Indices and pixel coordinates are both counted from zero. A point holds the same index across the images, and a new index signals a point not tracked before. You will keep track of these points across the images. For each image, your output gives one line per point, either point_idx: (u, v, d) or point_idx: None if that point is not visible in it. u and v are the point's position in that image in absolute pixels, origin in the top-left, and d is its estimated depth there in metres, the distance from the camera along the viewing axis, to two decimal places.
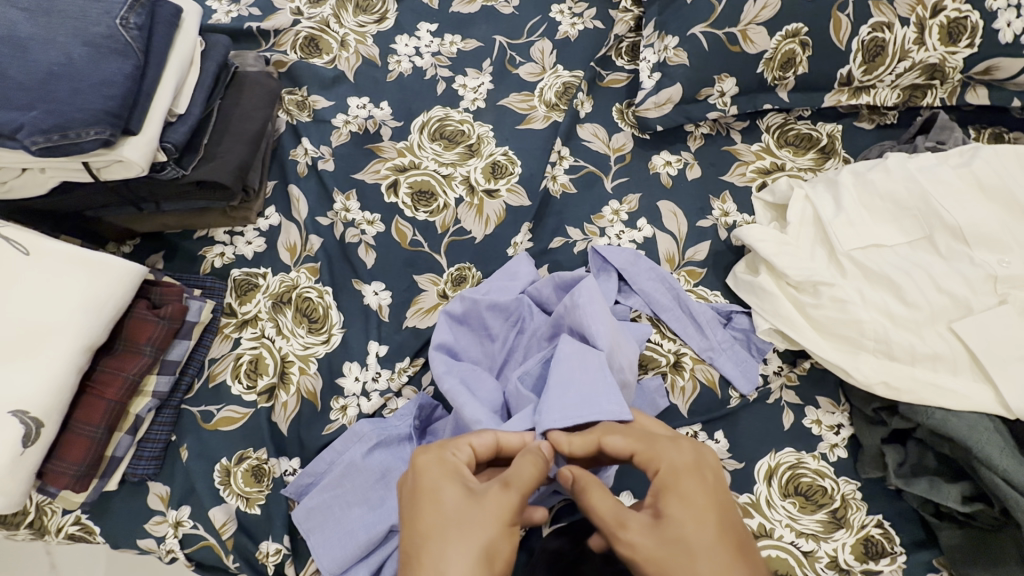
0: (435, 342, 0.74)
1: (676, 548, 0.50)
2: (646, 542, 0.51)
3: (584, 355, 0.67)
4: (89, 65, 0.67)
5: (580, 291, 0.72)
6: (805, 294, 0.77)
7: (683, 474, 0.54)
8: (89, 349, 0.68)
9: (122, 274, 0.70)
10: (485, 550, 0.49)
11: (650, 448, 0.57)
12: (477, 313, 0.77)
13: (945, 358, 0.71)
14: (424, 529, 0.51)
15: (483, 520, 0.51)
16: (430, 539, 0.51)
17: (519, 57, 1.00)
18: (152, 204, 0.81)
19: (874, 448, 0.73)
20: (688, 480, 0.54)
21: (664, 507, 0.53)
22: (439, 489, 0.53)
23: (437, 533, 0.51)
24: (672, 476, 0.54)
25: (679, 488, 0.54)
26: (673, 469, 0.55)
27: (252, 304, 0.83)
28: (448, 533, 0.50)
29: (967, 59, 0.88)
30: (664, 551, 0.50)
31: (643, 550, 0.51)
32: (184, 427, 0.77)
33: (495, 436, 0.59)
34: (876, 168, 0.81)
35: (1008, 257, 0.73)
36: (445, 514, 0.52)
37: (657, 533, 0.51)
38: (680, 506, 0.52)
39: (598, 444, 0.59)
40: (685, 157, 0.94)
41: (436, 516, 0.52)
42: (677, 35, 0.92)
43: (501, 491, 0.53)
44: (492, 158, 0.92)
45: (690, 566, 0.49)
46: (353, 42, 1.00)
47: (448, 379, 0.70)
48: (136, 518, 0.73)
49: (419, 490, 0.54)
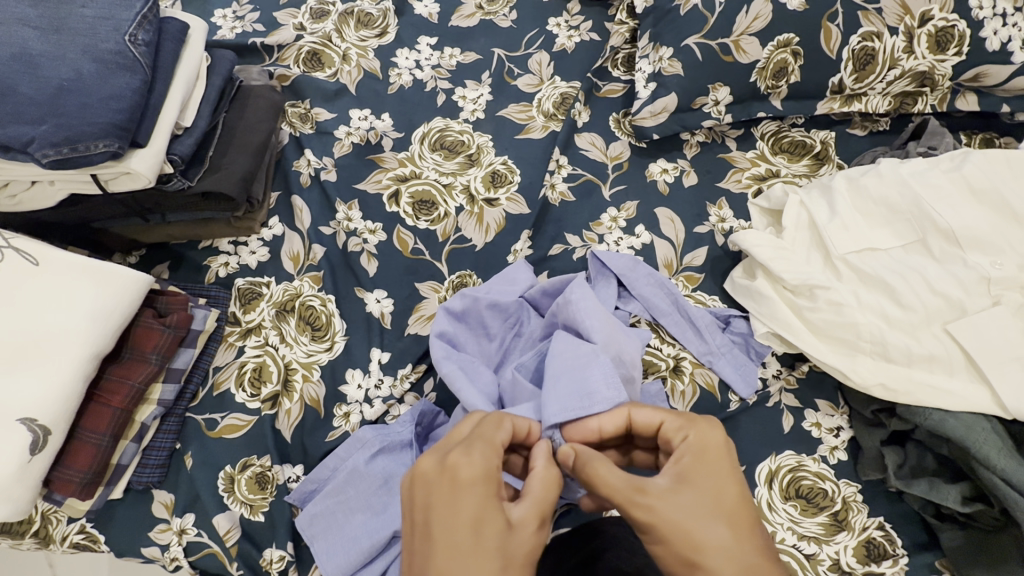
0: (435, 331, 0.75)
1: (695, 514, 0.52)
2: (666, 505, 0.52)
3: (575, 347, 0.68)
4: (98, 80, 0.69)
5: (574, 288, 0.74)
6: (802, 297, 0.78)
7: (709, 447, 0.56)
8: (96, 357, 0.68)
9: (128, 283, 0.71)
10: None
11: (681, 421, 0.58)
12: (477, 311, 0.78)
13: (941, 359, 0.72)
14: (465, 550, 0.49)
15: (521, 555, 0.49)
16: (467, 559, 0.48)
17: (517, 69, 1.03)
18: (158, 216, 0.83)
19: (874, 450, 0.74)
20: (715, 454, 0.56)
21: (687, 473, 0.55)
22: (478, 513, 0.50)
23: (474, 555, 0.48)
24: (697, 448, 0.56)
25: (704, 459, 0.55)
26: (700, 441, 0.56)
27: (256, 313, 0.84)
28: (484, 560, 0.48)
29: (956, 67, 0.90)
30: (681, 516, 0.52)
31: (662, 513, 0.52)
32: (189, 435, 0.77)
33: (513, 428, 0.59)
34: (870, 174, 0.82)
35: (1001, 260, 0.74)
36: (485, 544, 0.49)
37: (677, 498, 0.53)
38: (702, 476, 0.54)
39: (628, 420, 0.61)
40: (682, 165, 0.95)
41: (476, 537, 0.49)
42: (672, 46, 0.94)
43: (536, 529, 0.51)
44: (492, 168, 0.93)
45: (711, 529, 0.51)
46: (354, 56, 1.02)
47: (448, 364, 0.72)
48: (140, 527, 0.74)
49: (456, 510, 0.50)
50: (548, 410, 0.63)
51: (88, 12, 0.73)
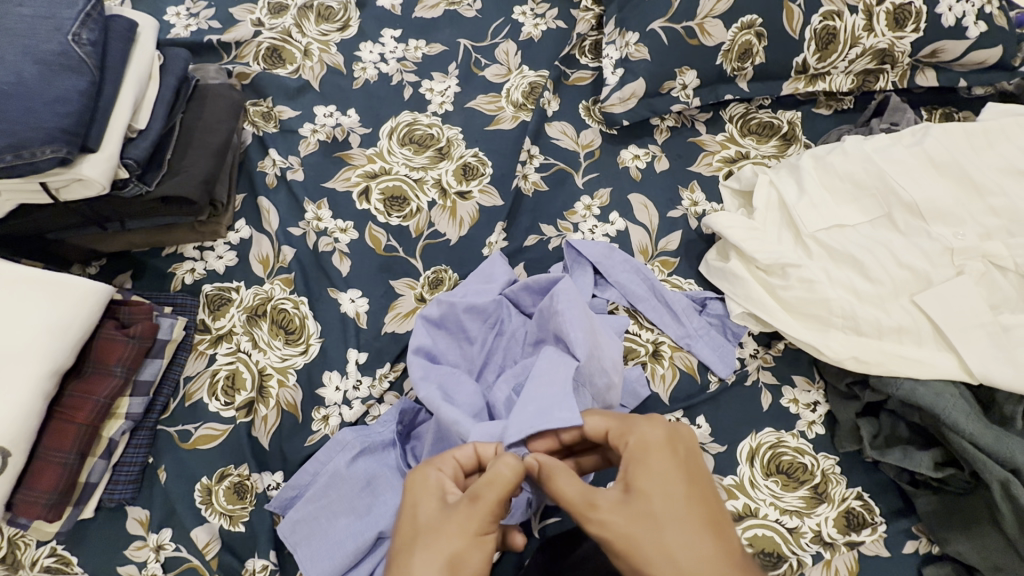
0: (412, 345, 0.74)
1: (642, 523, 0.52)
2: (615, 516, 0.53)
3: (555, 368, 0.67)
4: (40, 82, 0.65)
5: (558, 297, 0.72)
6: (774, 277, 0.79)
7: (650, 450, 0.56)
8: (55, 373, 0.66)
9: (86, 294, 0.69)
10: (449, 559, 0.51)
11: (624, 427, 0.59)
12: (455, 316, 0.77)
13: (910, 330, 0.73)
14: (409, 537, 0.54)
15: (455, 531, 0.52)
16: (409, 543, 0.54)
17: (484, 59, 1.01)
18: (116, 223, 0.80)
19: (849, 422, 0.75)
20: (657, 456, 0.56)
21: (634, 481, 0.55)
22: (418, 504, 0.56)
23: (416, 539, 0.54)
24: (640, 452, 0.56)
25: (648, 464, 0.56)
26: (642, 445, 0.57)
27: (226, 319, 0.82)
28: (421, 541, 0.53)
29: (915, 43, 0.91)
30: (629, 526, 0.52)
31: (611, 525, 0.53)
32: (161, 448, 0.75)
33: (474, 447, 0.61)
34: (835, 151, 0.83)
35: (962, 230, 0.76)
36: (421, 531, 0.54)
37: (625, 509, 0.53)
38: (648, 482, 0.54)
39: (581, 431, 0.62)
40: (653, 150, 0.96)
41: (418, 525, 0.54)
42: (638, 31, 0.93)
43: (469, 505, 0.53)
44: (462, 160, 0.92)
45: (660, 536, 0.52)
46: (316, 51, 1.00)
47: (430, 388, 0.70)
48: (115, 546, 0.71)
49: (404, 503, 0.57)
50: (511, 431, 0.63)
51: (26, 12, 0.69)
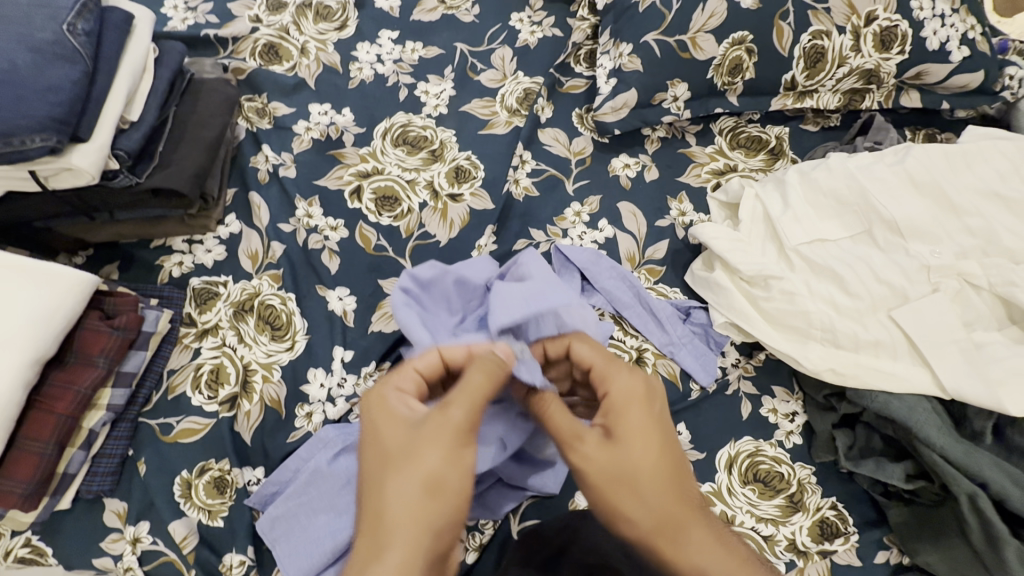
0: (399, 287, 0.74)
1: (623, 464, 0.54)
2: (596, 455, 0.55)
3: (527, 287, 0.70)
4: (32, 70, 0.65)
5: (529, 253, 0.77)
6: (756, 288, 0.80)
7: (633, 399, 0.58)
8: (38, 362, 0.65)
9: (72, 284, 0.69)
10: (428, 480, 0.51)
11: (608, 371, 0.61)
12: (442, 282, 0.75)
13: (886, 344, 0.75)
14: (383, 452, 0.54)
15: (436, 444, 0.52)
16: (384, 459, 0.53)
17: (480, 64, 1.02)
18: (105, 214, 0.80)
19: (826, 433, 0.77)
20: (638, 403, 0.58)
21: (617, 423, 0.57)
22: (386, 425, 0.55)
23: (387, 458, 0.53)
24: (625, 400, 0.58)
25: (632, 411, 0.57)
26: (626, 393, 0.58)
27: (212, 313, 0.82)
28: (398, 457, 0.53)
29: (900, 65, 0.94)
30: (608, 463, 0.55)
31: (592, 462, 0.55)
32: (142, 441, 0.75)
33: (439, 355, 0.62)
34: (819, 167, 0.85)
35: (939, 248, 0.78)
36: (394, 449, 0.53)
37: (608, 449, 0.55)
38: (629, 427, 0.56)
39: (568, 349, 0.65)
40: (643, 160, 0.97)
41: (388, 442, 0.54)
42: (632, 42, 0.95)
43: (440, 416, 0.54)
44: (455, 163, 0.93)
45: (636, 480, 0.54)
46: (313, 49, 1.00)
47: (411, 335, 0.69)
48: (90, 538, 0.71)
49: (370, 425, 0.56)
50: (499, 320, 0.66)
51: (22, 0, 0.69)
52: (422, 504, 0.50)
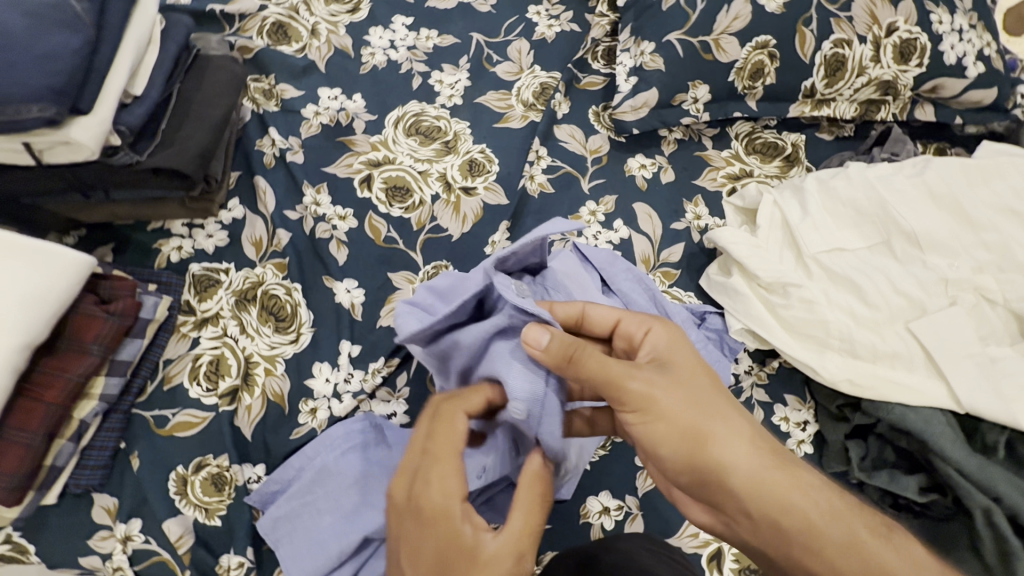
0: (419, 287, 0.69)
1: (687, 392, 0.56)
2: (661, 385, 0.55)
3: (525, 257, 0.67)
4: (31, 36, 0.61)
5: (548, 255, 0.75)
6: (775, 295, 0.80)
7: (674, 335, 0.61)
8: (28, 347, 0.61)
9: (68, 265, 0.65)
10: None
11: (640, 318, 0.63)
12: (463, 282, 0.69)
13: (903, 356, 0.75)
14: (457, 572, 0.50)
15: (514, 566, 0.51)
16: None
17: (496, 56, 1.00)
18: (100, 192, 0.75)
19: (838, 443, 0.77)
20: (683, 341, 0.60)
21: (664, 356, 0.59)
22: (461, 531, 0.51)
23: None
24: (668, 336, 0.60)
25: (678, 346, 0.60)
26: (669, 333, 0.61)
27: (212, 302, 0.78)
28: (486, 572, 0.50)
29: (917, 78, 0.94)
30: (675, 392, 0.55)
31: (661, 392, 0.55)
32: (135, 434, 0.71)
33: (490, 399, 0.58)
34: (839, 176, 0.85)
35: (956, 261, 0.79)
36: (468, 558, 0.51)
37: (669, 378, 0.56)
38: (679, 359, 0.59)
39: (583, 311, 0.63)
40: (660, 161, 0.96)
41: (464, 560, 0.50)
42: (654, 41, 0.94)
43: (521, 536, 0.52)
44: (469, 156, 0.90)
45: (705, 404, 0.56)
46: (324, 31, 0.97)
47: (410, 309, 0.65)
48: (78, 535, 0.67)
49: (439, 525, 0.51)
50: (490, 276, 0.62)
51: None
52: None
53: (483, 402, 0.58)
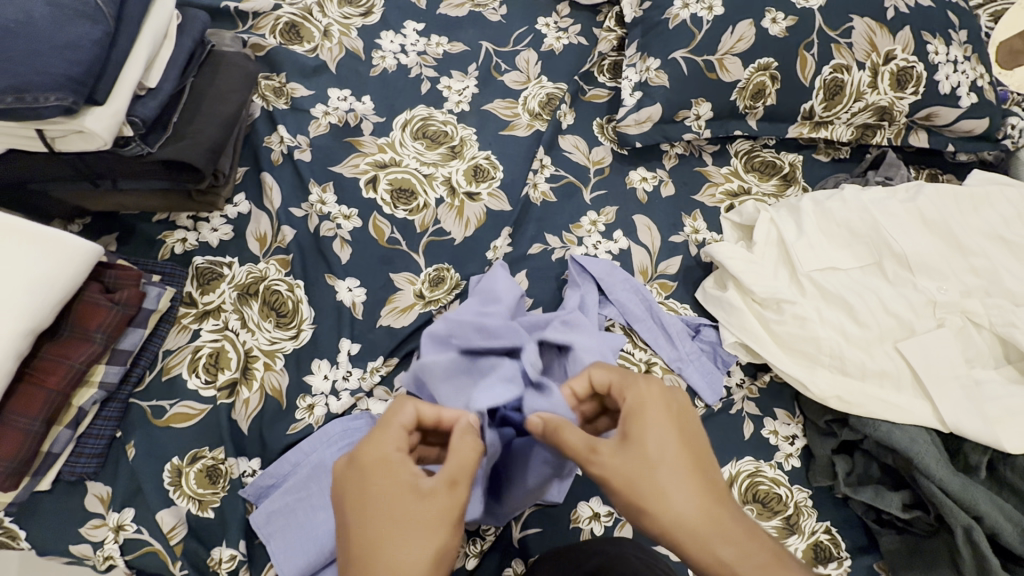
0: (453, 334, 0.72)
1: (638, 466, 0.54)
2: (613, 459, 0.54)
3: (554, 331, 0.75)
4: (52, 26, 0.63)
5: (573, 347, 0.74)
6: (769, 310, 0.81)
7: (648, 400, 0.57)
8: (32, 333, 0.62)
9: (75, 253, 0.65)
10: (437, 555, 0.49)
11: (624, 381, 0.60)
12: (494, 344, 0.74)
13: (892, 375, 0.77)
14: (372, 538, 0.50)
15: (435, 522, 0.50)
16: (382, 544, 0.49)
17: (504, 65, 1.02)
18: (108, 181, 0.76)
19: (825, 458, 0.78)
20: (652, 408, 0.57)
21: (629, 427, 0.56)
22: (393, 478, 0.53)
23: (387, 532, 0.50)
24: (640, 405, 0.57)
25: (645, 415, 0.56)
26: (641, 402, 0.57)
27: (215, 294, 0.79)
28: (401, 533, 0.50)
29: (912, 105, 0.97)
30: (621, 466, 0.54)
31: (612, 468, 0.54)
32: (131, 423, 0.71)
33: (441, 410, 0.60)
34: (834, 198, 0.87)
35: (945, 285, 0.81)
36: (396, 505, 0.51)
37: (623, 454, 0.55)
38: (643, 430, 0.55)
39: (589, 381, 0.63)
40: (660, 175, 0.98)
41: (376, 525, 0.50)
42: (659, 57, 0.96)
43: (449, 490, 0.52)
44: (474, 161, 0.91)
45: (653, 476, 0.53)
46: (336, 33, 0.98)
47: (431, 342, 0.71)
48: (70, 523, 0.67)
49: (371, 469, 0.53)
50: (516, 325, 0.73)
51: None
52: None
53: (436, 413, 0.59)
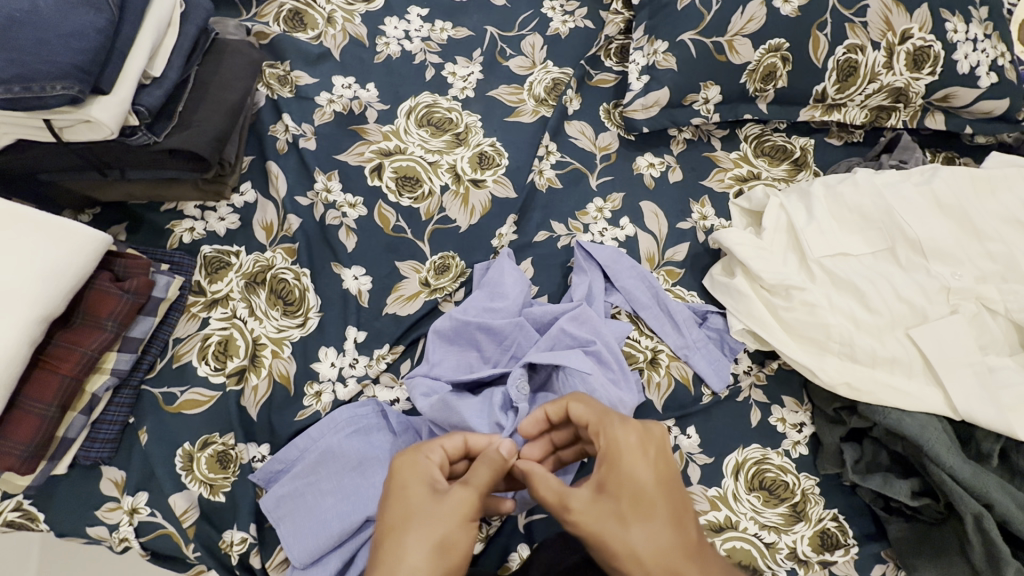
0: (468, 343, 0.76)
1: (611, 521, 0.54)
2: (585, 517, 0.55)
3: (558, 337, 0.74)
4: (57, 15, 0.63)
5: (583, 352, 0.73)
6: (777, 297, 0.80)
7: (623, 454, 0.57)
8: (44, 320, 0.63)
9: (86, 242, 0.66)
10: (439, 544, 0.52)
11: (600, 426, 0.59)
12: (501, 346, 0.76)
13: (903, 362, 0.76)
14: (388, 524, 0.55)
15: (445, 517, 0.54)
16: (395, 530, 0.54)
17: (509, 50, 1.00)
18: (116, 171, 0.77)
19: (834, 446, 0.77)
20: (627, 461, 0.57)
21: (603, 480, 0.57)
22: (409, 487, 0.57)
23: (399, 531, 0.54)
24: (616, 454, 0.57)
25: (620, 467, 0.56)
26: (618, 448, 0.57)
27: (223, 283, 0.80)
28: (411, 525, 0.54)
29: (929, 86, 0.94)
30: (592, 521, 0.55)
31: (583, 524, 0.55)
32: (144, 409, 0.72)
33: (463, 438, 0.61)
34: (846, 181, 0.85)
35: (959, 271, 0.79)
36: (410, 510, 0.55)
37: (597, 508, 0.55)
38: (618, 484, 0.56)
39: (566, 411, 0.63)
40: (668, 160, 0.96)
41: (394, 518, 0.55)
42: (667, 40, 0.94)
43: (461, 492, 0.55)
44: (479, 148, 0.91)
45: (626, 535, 0.54)
46: (340, 19, 0.97)
47: (438, 340, 0.75)
48: (86, 506, 0.69)
49: (393, 484, 0.58)
50: (519, 333, 0.75)
51: None
52: (432, 569, 0.51)
53: (461, 444, 0.61)
